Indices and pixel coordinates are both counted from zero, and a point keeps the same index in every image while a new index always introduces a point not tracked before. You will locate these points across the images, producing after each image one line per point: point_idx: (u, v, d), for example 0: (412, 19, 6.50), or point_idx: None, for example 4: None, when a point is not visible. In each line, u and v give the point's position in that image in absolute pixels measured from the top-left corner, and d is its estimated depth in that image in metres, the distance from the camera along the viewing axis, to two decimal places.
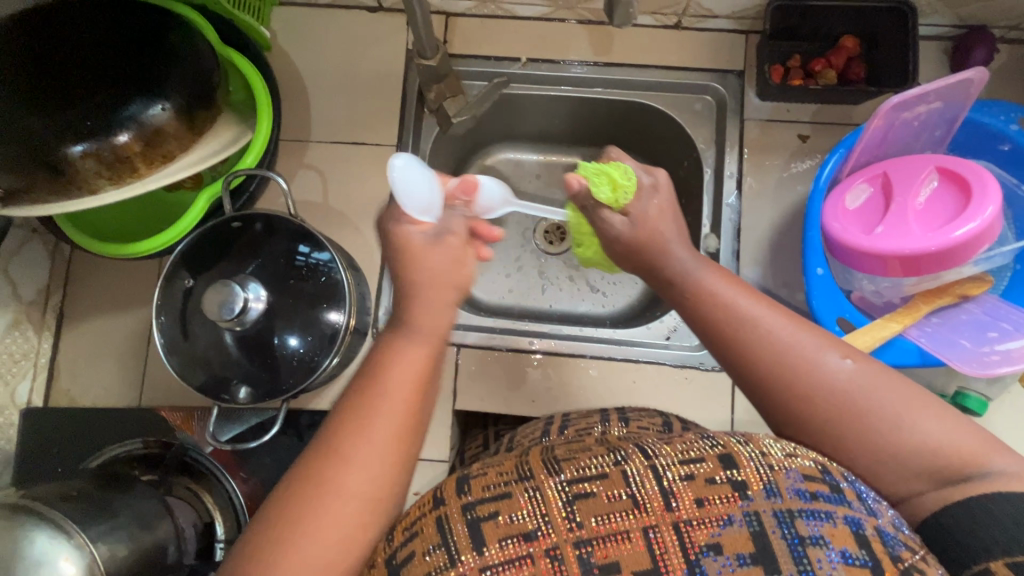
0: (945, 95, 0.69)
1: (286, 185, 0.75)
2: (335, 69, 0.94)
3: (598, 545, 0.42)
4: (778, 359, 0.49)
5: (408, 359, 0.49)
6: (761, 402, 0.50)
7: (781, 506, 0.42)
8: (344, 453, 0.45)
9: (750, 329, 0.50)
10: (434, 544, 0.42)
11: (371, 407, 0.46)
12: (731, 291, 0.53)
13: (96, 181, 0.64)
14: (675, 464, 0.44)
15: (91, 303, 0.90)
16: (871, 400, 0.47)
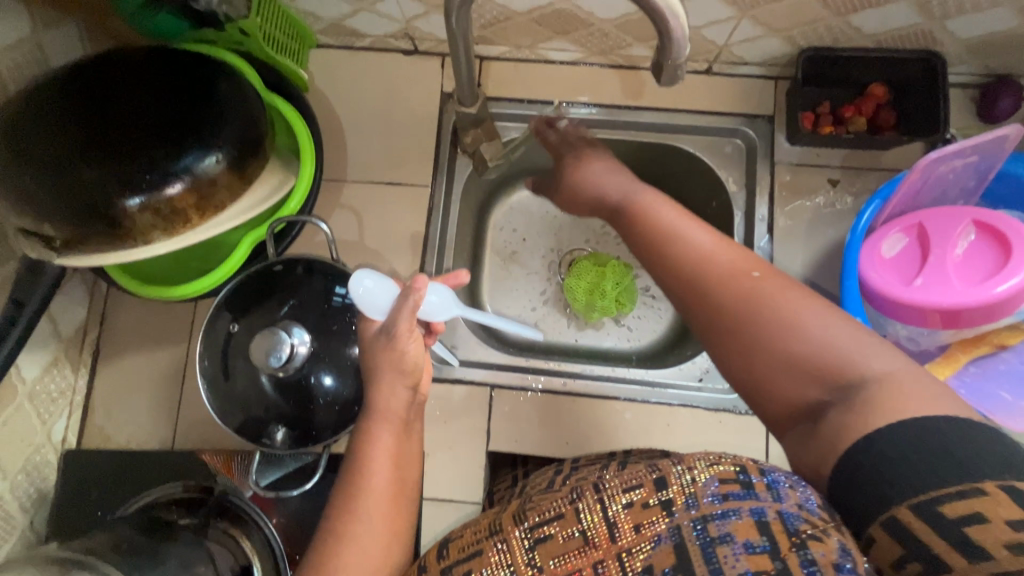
0: (982, 149, 0.70)
1: (328, 230, 0.76)
2: (370, 110, 0.96)
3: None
4: (693, 261, 0.57)
5: (379, 440, 0.58)
6: (678, 297, 0.58)
7: (699, 512, 0.41)
8: (345, 530, 0.54)
9: (678, 240, 0.59)
10: None
11: (357, 483, 0.56)
12: (670, 214, 0.62)
13: (151, 233, 0.65)
14: (618, 493, 0.44)
15: (127, 340, 0.91)
16: (771, 301, 0.52)
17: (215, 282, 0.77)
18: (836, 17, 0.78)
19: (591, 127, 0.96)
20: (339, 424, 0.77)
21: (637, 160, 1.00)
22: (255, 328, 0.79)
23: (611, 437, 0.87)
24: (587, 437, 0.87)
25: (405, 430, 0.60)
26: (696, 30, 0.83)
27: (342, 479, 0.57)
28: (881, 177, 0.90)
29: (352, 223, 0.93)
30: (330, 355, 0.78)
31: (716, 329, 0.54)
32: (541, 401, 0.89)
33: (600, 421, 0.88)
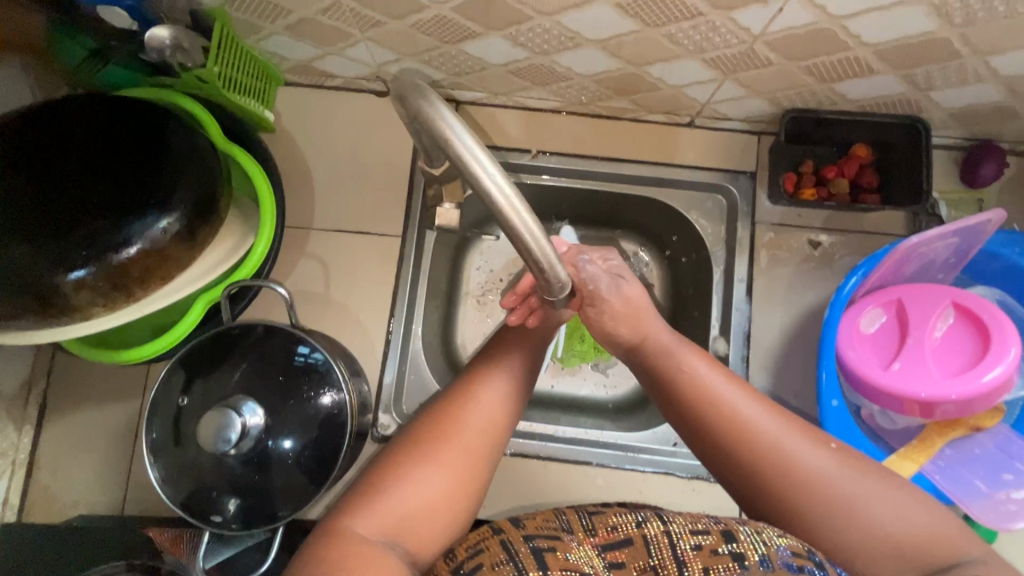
0: (963, 231, 0.69)
1: (286, 293, 0.71)
2: (340, 155, 0.92)
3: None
4: (765, 457, 0.52)
5: (514, 356, 0.64)
6: (753, 491, 0.52)
7: (772, 572, 0.43)
8: (472, 395, 0.59)
9: (713, 402, 0.55)
10: (502, 559, 0.45)
11: (494, 373, 0.61)
12: (703, 366, 0.57)
13: (95, 305, 0.61)
14: (686, 535, 0.46)
15: (76, 394, 0.86)
16: (823, 481, 0.50)
17: (152, 352, 0.71)
18: (820, 84, 0.75)
19: (570, 177, 0.93)
20: (297, 491, 0.74)
21: (617, 210, 0.97)
22: (209, 395, 0.75)
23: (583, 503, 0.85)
24: (559, 501, 0.85)
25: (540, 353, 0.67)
26: (678, 88, 0.80)
27: (477, 365, 0.63)
28: (862, 240, 0.88)
29: (319, 274, 0.89)
30: (291, 420, 0.74)
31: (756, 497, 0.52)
32: (512, 464, 0.87)
33: (573, 486, 0.86)
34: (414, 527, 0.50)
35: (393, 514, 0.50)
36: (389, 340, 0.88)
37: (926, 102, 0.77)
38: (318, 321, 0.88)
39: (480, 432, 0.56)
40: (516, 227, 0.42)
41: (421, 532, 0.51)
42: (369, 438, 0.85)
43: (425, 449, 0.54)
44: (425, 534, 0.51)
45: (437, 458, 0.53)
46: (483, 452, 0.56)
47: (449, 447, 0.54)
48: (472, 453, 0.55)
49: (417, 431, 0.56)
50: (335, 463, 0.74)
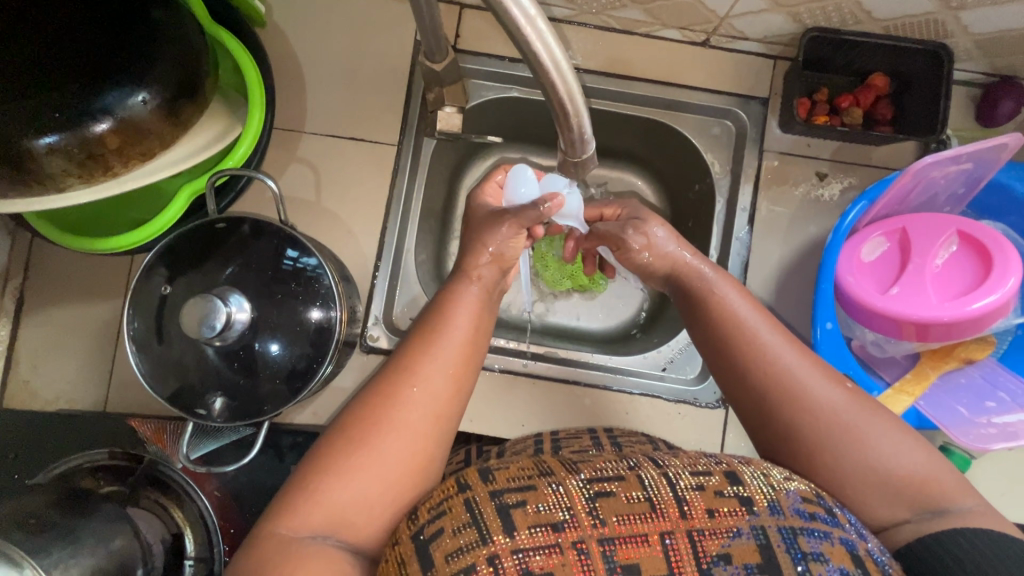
0: (977, 157, 0.69)
1: (275, 188, 0.68)
2: (336, 55, 0.87)
3: (621, 544, 0.43)
4: (786, 393, 0.54)
5: (459, 323, 0.60)
6: (766, 426, 0.55)
7: (784, 522, 0.45)
8: (414, 369, 0.55)
9: (743, 335, 0.57)
10: (464, 523, 0.43)
11: (436, 337, 0.58)
12: (732, 294, 0.60)
13: (65, 180, 0.58)
14: (686, 474, 0.47)
15: (55, 288, 0.82)
16: (822, 412, 0.53)
17: (160, 228, 0.69)
18: None
19: (612, 101, 0.89)
20: (283, 392, 0.72)
21: (622, 132, 0.94)
22: (193, 290, 0.72)
23: (570, 422, 0.85)
24: (546, 419, 0.85)
25: (487, 303, 0.64)
26: None
27: (417, 333, 0.59)
28: (867, 174, 0.86)
29: (309, 179, 0.86)
30: (277, 322, 0.72)
31: (748, 418, 0.57)
32: (499, 381, 0.86)
33: (559, 405, 0.86)
34: (351, 518, 0.50)
35: (331, 508, 0.49)
36: (381, 252, 0.85)
37: (953, 25, 0.74)
38: (307, 227, 0.85)
39: (420, 410, 0.54)
40: (536, 48, 0.41)
41: (359, 523, 0.50)
42: (357, 348, 0.82)
43: (358, 435, 0.52)
44: (364, 523, 0.50)
45: (370, 444, 0.51)
46: (430, 431, 0.54)
47: (382, 431, 0.52)
48: (412, 433, 0.53)
49: (353, 414, 0.54)
50: (332, 357, 0.73)
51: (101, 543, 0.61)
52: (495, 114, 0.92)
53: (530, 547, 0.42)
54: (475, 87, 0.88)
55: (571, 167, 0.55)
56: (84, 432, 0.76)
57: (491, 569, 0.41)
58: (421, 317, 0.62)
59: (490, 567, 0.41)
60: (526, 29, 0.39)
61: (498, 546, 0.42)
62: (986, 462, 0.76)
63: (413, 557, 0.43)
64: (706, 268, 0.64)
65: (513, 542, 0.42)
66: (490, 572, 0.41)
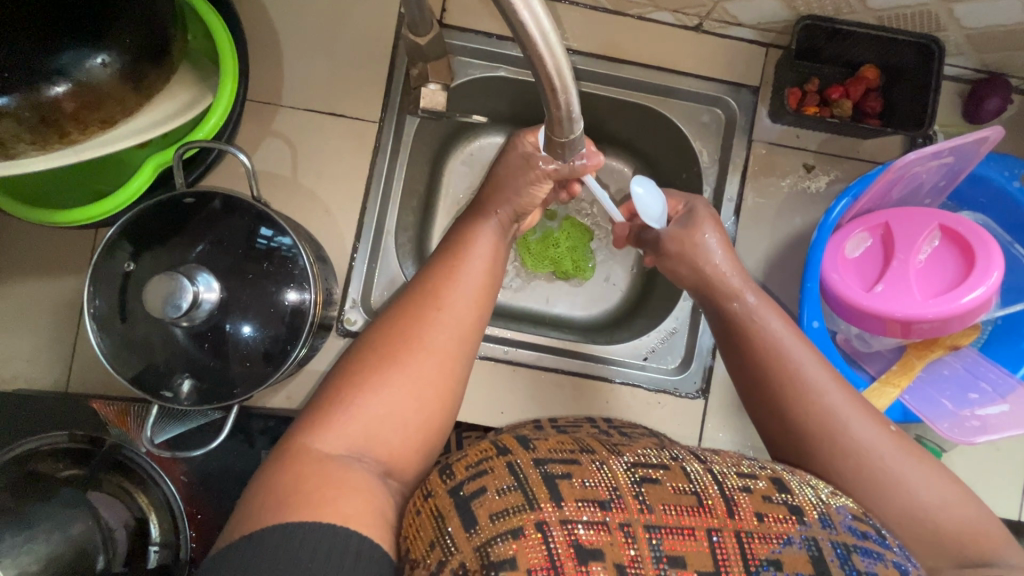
0: (958, 151, 0.69)
1: (247, 162, 0.64)
2: (315, 26, 0.83)
3: (667, 534, 0.41)
4: (813, 410, 0.56)
5: (479, 255, 0.62)
6: (786, 433, 0.58)
7: (837, 538, 0.43)
8: (439, 295, 0.57)
9: (770, 347, 0.60)
10: (507, 483, 0.41)
11: (457, 268, 0.59)
12: (766, 309, 0.63)
13: (16, 145, 0.54)
14: (734, 476, 0.46)
15: (13, 261, 0.78)
16: (850, 429, 0.55)
17: (125, 200, 0.66)
18: None
19: (599, 84, 0.87)
20: (257, 376, 0.69)
21: (610, 116, 0.92)
22: (159, 267, 0.68)
23: (550, 410, 0.84)
24: (525, 406, 0.84)
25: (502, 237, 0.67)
26: None
27: (438, 261, 0.61)
28: (854, 167, 0.86)
29: (286, 154, 0.82)
30: (250, 303, 0.69)
31: (777, 434, 0.59)
32: (479, 367, 0.85)
33: (539, 393, 0.85)
34: (386, 437, 0.50)
35: (363, 427, 0.49)
36: (361, 232, 0.82)
37: (947, 19, 0.73)
38: (282, 204, 0.81)
39: (446, 331, 0.55)
40: (523, 17, 0.38)
41: (394, 442, 0.50)
42: (333, 332, 0.80)
43: (387, 354, 0.52)
44: (397, 443, 0.50)
45: (400, 362, 0.52)
46: (455, 353, 0.55)
47: (414, 352, 0.53)
48: (441, 354, 0.54)
49: (380, 333, 0.54)
50: (308, 338, 0.70)
51: (59, 527, 0.64)
52: (480, 94, 0.89)
53: (578, 520, 0.40)
54: (461, 64, 0.85)
55: (558, 148, 0.53)
56: (44, 408, 0.73)
57: (539, 535, 0.39)
58: (442, 248, 0.64)
59: (539, 533, 0.39)
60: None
61: (546, 513, 0.40)
62: (955, 456, 0.77)
63: (452, 511, 0.41)
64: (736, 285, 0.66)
65: (561, 512, 0.40)
66: (539, 538, 0.39)
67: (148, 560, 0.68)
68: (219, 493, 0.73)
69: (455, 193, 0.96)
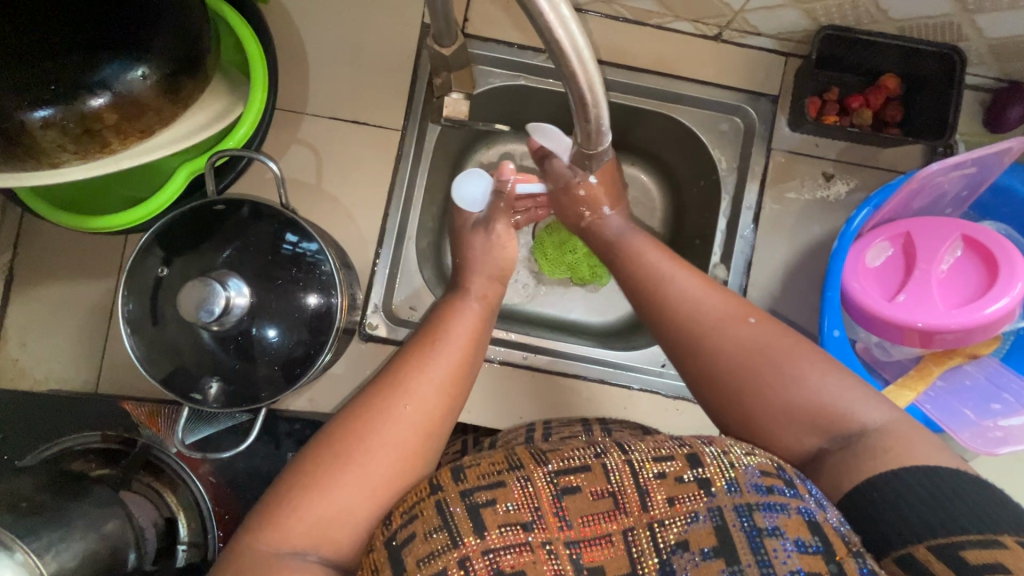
0: (981, 161, 0.69)
1: (277, 170, 0.65)
2: (340, 35, 0.84)
3: (586, 547, 0.44)
4: (694, 317, 0.59)
5: (454, 344, 0.61)
6: (677, 349, 0.60)
7: (740, 500, 0.45)
8: (405, 385, 0.56)
9: (662, 276, 0.64)
10: (435, 527, 0.43)
11: (428, 356, 0.59)
12: (653, 250, 0.67)
13: (59, 155, 0.56)
14: (648, 461, 0.46)
15: (47, 265, 0.80)
16: (732, 332, 0.57)
17: (158, 206, 0.68)
18: None
19: (618, 92, 0.88)
20: (283, 380, 0.71)
21: (629, 124, 0.93)
22: (190, 272, 0.70)
23: (568, 415, 0.85)
24: (543, 411, 0.85)
25: (485, 318, 0.68)
26: None
27: (414, 345, 0.61)
28: (872, 175, 0.86)
29: (310, 161, 0.84)
30: (276, 308, 0.70)
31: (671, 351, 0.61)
32: (498, 372, 0.86)
33: (557, 398, 0.86)
34: (335, 535, 0.49)
35: (311, 525, 0.48)
36: (383, 239, 0.84)
37: (969, 29, 0.73)
38: (306, 210, 0.83)
39: (406, 424, 0.54)
40: (557, 35, 0.39)
41: (341, 539, 0.49)
42: (355, 337, 0.81)
43: (343, 451, 0.51)
44: (345, 538, 0.49)
45: (356, 460, 0.51)
46: (415, 447, 0.53)
47: (368, 447, 0.52)
48: (398, 447, 0.53)
49: (340, 427, 0.54)
50: (333, 343, 0.71)
51: (93, 526, 0.61)
52: (500, 102, 0.90)
53: (500, 547, 0.43)
54: (482, 73, 0.86)
55: (585, 158, 0.55)
56: (77, 409, 0.74)
57: (461, 571, 0.41)
58: (422, 329, 0.64)
59: (461, 569, 0.41)
60: (548, 15, 0.38)
61: (469, 548, 0.42)
62: (977, 465, 0.77)
63: (386, 563, 0.43)
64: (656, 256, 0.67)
65: (483, 543, 0.43)
66: (462, 574, 0.41)
67: (177, 559, 0.71)
68: (244, 493, 0.75)
69: None
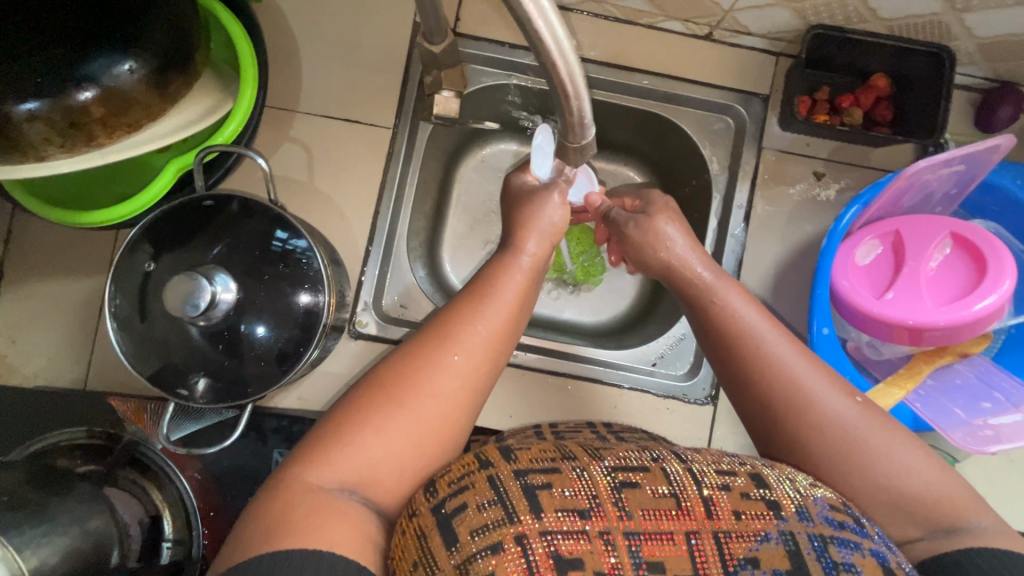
0: (969, 159, 0.69)
1: (267, 166, 0.65)
2: (332, 34, 0.85)
3: (646, 540, 0.42)
4: (789, 392, 0.55)
5: (503, 295, 0.59)
6: (764, 419, 0.57)
7: (814, 530, 0.44)
8: (454, 335, 0.55)
9: (747, 336, 0.59)
10: (488, 499, 0.42)
11: (478, 306, 0.57)
12: (739, 301, 0.61)
13: (45, 148, 0.56)
14: (712, 473, 0.46)
15: (35, 261, 0.80)
16: (833, 420, 0.54)
17: (149, 201, 0.68)
18: None
19: (609, 91, 0.88)
20: (272, 376, 0.71)
21: (622, 123, 0.93)
22: (178, 267, 0.70)
23: (559, 414, 0.85)
24: (533, 410, 0.85)
25: (532, 281, 0.64)
26: None
27: (464, 295, 0.59)
28: (864, 175, 0.86)
29: (301, 159, 0.84)
30: (264, 304, 0.70)
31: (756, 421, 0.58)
32: None
33: (547, 396, 0.85)
34: (380, 476, 0.49)
35: (358, 464, 0.49)
36: (373, 236, 0.84)
37: (958, 28, 0.73)
38: (297, 208, 0.83)
39: (457, 377, 0.54)
40: (537, 27, 0.39)
41: (387, 482, 0.49)
42: (345, 334, 0.81)
43: (393, 397, 0.51)
44: (390, 481, 0.50)
45: (407, 406, 0.51)
46: (461, 400, 0.54)
47: (420, 395, 0.52)
48: (447, 398, 0.53)
49: (390, 369, 0.53)
50: (320, 338, 0.71)
51: (77, 522, 0.60)
52: (492, 101, 0.90)
53: (557, 530, 0.41)
54: (474, 72, 0.87)
55: (569, 153, 0.55)
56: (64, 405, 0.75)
57: (518, 549, 0.40)
58: (470, 283, 0.62)
59: (518, 547, 0.40)
60: (528, 6, 0.38)
61: (526, 526, 0.41)
62: (968, 466, 0.77)
63: (434, 530, 0.42)
64: (702, 271, 0.65)
65: (540, 523, 0.41)
66: (518, 552, 0.40)
67: (161, 555, 0.70)
68: (231, 490, 0.74)
69: (467, 198, 0.97)
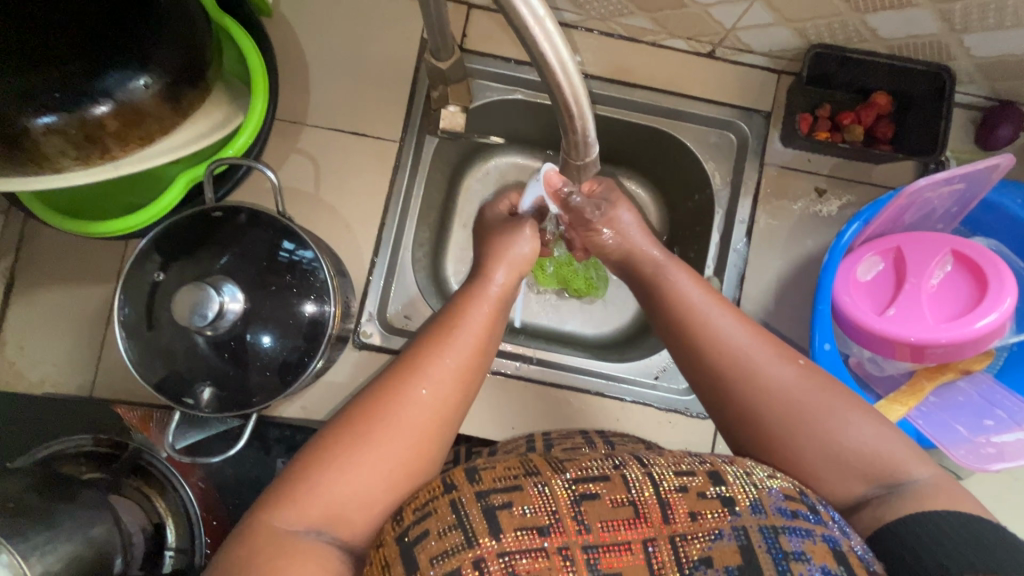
0: (969, 177, 0.69)
1: (275, 178, 0.66)
2: (341, 49, 0.87)
3: (604, 553, 0.43)
4: (733, 362, 0.57)
5: (471, 320, 0.61)
6: (719, 402, 0.58)
7: (766, 522, 0.44)
8: (419, 365, 0.56)
9: (697, 319, 0.60)
10: (449, 524, 0.42)
11: (447, 334, 0.59)
12: (684, 280, 0.64)
13: (61, 160, 0.58)
14: (670, 475, 0.46)
15: (46, 270, 0.81)
16: (776, 388, 0.55)
17: (157, 215, 0.70)
18: (853, 14, 0.71)
19: (613, 107, 0.90)
20: (276, 386, 0.71)
21: (625, 138, 0.94)
22: (185, 276, 0.71)
23: (560, 426, 0.85)
24: (535, 422, 0.85)
25: (503, 308, 0.65)
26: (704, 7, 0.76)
27: (433, 327, 0.61)
28: (865, 191, 0.87)
29: (308, 171, 0.85)
30: (270, 314, 0.71)
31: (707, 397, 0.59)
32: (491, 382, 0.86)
33: (550, 408, 0.86)
34: (349, 515, 0.49)
35: (324, 505, 0.48)
36: (378, 248, 0.85)
37: (957, 48, 0.74)
38: (304, 219, 0.84)
39: (423, 408, 0.54)
40: (543, 48, 0.41)
41: (355, 520, 0.49)
42: (349, 345, 0.81)
43: (357, 433, 0.51)
44: (358, 520, 0.49)
45: (371, 440, 0.51)
46: (429, 429, 0.53)
47: (385, 429, 0.51)
48: (411, 430, 0.52)
49: (356, 405, 0.54)
50: (325, 348, 0.72)
51: (80, 529, 0.60)
52: (498, 115, 0.92)
53: (515, 550, 0.42)
54: (479, 87, 0.88)
55: (573, 169, 0.56)
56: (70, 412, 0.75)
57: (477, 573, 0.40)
58: (444, 309, 0.63)
59: (476, 570, 0.40)
60: (533, 29, 0.39)
61: (484, 550, 0.41)
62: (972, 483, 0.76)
63: (397, 560, 0.42)
64: (656, 252, 0.67)
65: (499, 545, 0.41)
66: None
67: (163, 564, 0.71)
68: (234, 498, 0.75)
69: (471, 210, 0.98)
